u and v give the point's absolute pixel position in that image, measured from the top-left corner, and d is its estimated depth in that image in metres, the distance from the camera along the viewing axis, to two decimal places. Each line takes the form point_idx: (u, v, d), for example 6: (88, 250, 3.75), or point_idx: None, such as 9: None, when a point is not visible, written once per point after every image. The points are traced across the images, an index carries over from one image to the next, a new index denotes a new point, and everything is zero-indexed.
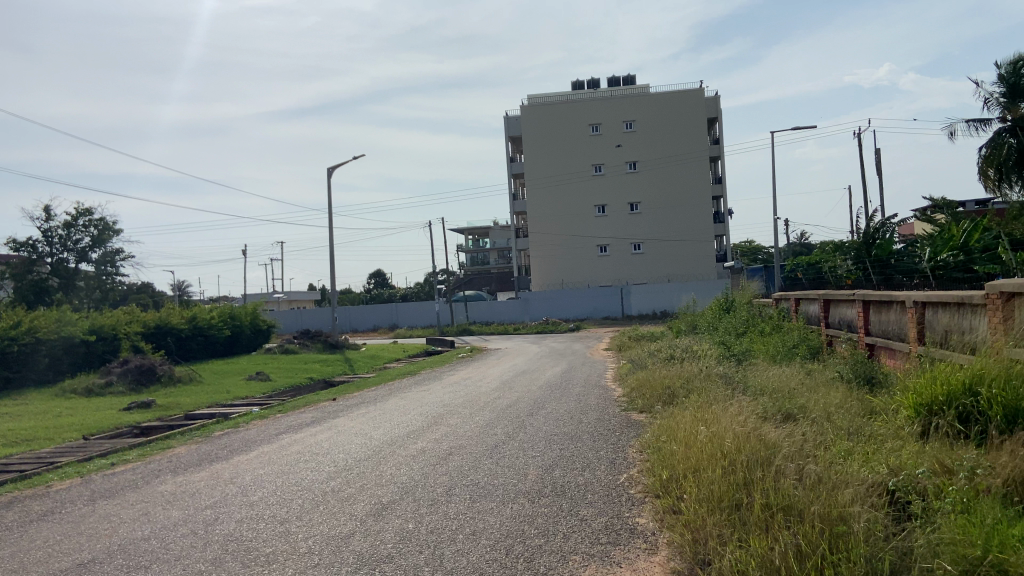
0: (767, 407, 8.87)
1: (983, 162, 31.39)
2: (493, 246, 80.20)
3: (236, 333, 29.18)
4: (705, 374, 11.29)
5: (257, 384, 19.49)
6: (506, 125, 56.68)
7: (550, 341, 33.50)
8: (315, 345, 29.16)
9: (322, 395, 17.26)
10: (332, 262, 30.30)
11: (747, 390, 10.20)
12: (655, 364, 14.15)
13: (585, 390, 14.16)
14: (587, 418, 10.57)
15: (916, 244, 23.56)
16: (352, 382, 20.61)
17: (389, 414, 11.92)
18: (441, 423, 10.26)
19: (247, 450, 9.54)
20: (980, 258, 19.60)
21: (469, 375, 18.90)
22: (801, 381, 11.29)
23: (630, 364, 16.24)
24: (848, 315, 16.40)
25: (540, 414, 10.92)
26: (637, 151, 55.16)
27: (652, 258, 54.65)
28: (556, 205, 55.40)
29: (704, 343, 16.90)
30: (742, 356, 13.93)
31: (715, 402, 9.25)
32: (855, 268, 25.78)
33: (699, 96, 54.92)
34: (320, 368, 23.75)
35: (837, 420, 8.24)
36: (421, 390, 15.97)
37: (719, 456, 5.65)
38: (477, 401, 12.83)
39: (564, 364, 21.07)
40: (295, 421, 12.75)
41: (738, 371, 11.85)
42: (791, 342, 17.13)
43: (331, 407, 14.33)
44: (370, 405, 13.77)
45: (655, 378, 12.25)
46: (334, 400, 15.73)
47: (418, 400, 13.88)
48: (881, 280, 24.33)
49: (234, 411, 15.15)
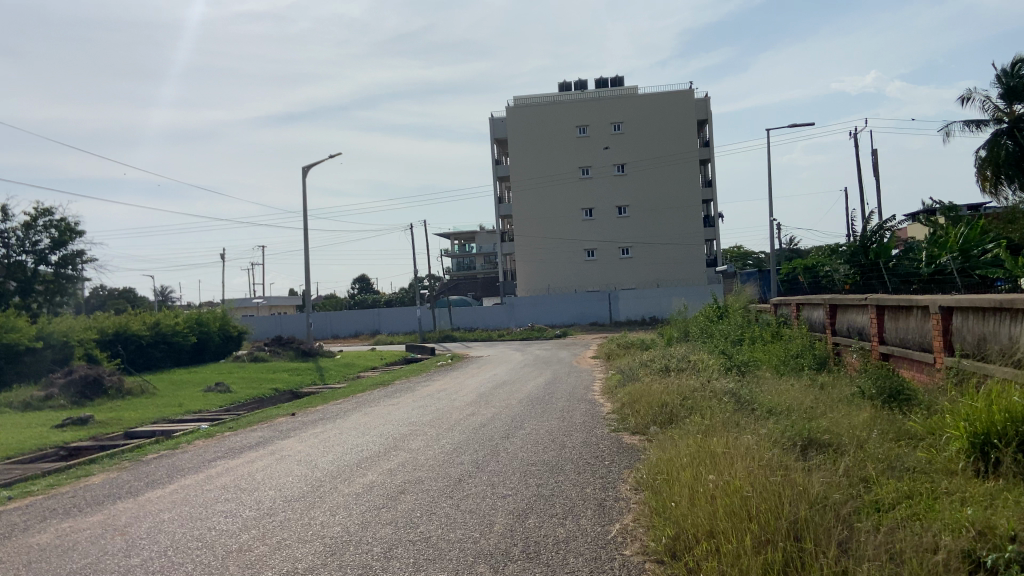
0: (783, 433, 7.48)
1: (979, 164, 30.22)
2: (480, 251, 78.63)
3: (203, 340, 27.55)
4: (707, 390, 9.90)
5: (216, 396, 17.90)
6: (491, 127, 55.29)
7: (535, 349, 31.95)
8: (287, 353, 27.52)
9: (282, 409, 15.69)
10: (307, 265, 28.75)
11: (757, 411, 8.80)
12: (648, 377, 12.71)
13: (570, 405, 12.74)
14: (571, 442, 9.09)
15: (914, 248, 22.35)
16: (319, 393, 19.03)
17: (345, 434, 10.39)
18: (401, 448, 8.79)
19: (166, 481, 8.03)
20: (983, 263, 18.35)
21: (446, 386, 17.44)
22: (816, 400, 9.88)
23: (621, 375, 14.79)
24: (858, 321, 15.05)
25: (518, 436, 9.44)
26: (626, 153, 53.88)
27: (640, 263, 53.38)
28: (544, 208, 54.04)
29: (701, 352, 15.48)
30: (745, 369, 12.53)
31: (724, 428, 7.83)
32: (851, 272, 24.55)
33: (689, 98, 53.73)
34: (287, 377, 22.13)
35: (874, 452, 6.85)
36: (390, 404, 14.46)
37: (746, 521, 4.25)
38: (447, 418, 11.34)
39: (550, 374, 19.62)
40: (241, 441, 11.21)
41: (744, 386, 10.44)
42: (795, 352, 15.76)
43: (287, 423, 12.78)
44: (329, 422, 12.23)
45: (647, 394, 10.82)
46: (293, 415, 14.22)
47: (383, 416, 12.36)
48: (878, 286, 23.07)
49: (179, 428, 13.56)
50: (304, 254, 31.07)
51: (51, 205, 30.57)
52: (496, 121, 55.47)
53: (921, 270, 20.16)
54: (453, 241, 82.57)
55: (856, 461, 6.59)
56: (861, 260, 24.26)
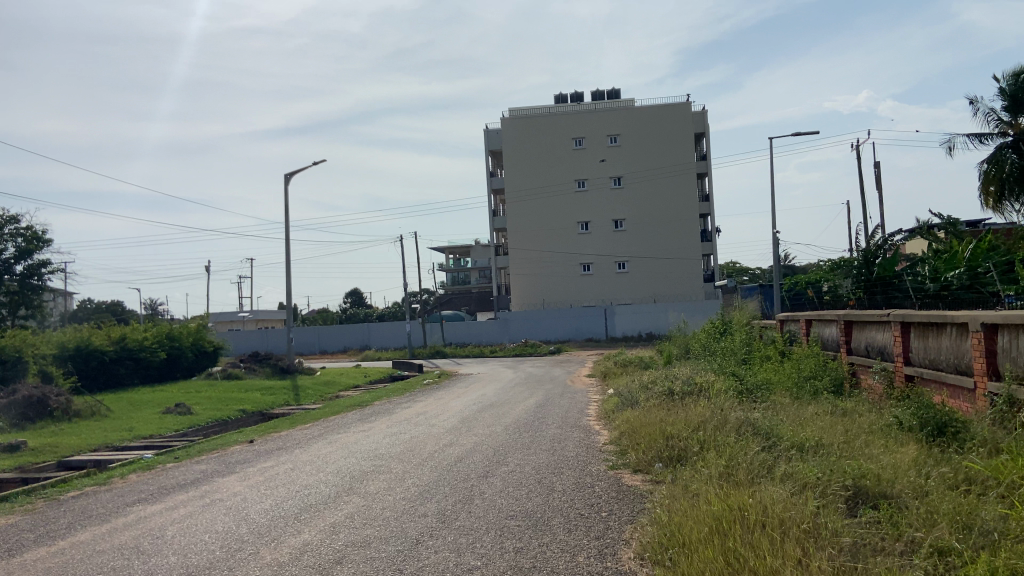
0: (821, 484, 6.05)
1: (983, 178, 28.51)
2: (475, 264, 77.17)
3: (174, 356, 26.02)
4: (722, 419, 8.42)
5: (174, 418, 16.40)
6: (485, 138, 54.03)
7: (527, 366, 30.36)
8: (263, 370, 25.95)
9: (242, 434, 14.16)
10: (286, 276, 27.32)
11: (784, 448, 7.35)
12: (650, 402, 11.20)
13: (561, 433, 11.25)
14: (560, 483, 7.59)
15: (920, 263, 21.05)
16: (289, 415, 17.47)
17: (294, 471, 8.85)
18: (354, 492, 7.28)
19: (59, 536, 6.52)
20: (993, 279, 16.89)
21: (426, 408, 15.99)
22: (849, 433, 8.43)
23: (619, 398, 13.27)
24: (879, 339, 13.60)
25: (498, 475, 7.93)
26: (622, 165, 52.63)
27: (637, 277, 52.01)
28: (538, 221, 52.73)
29: (705, 373, 13.99)
30: (760, 393, 11.03)
31: (748, 475, 6.39)
32: (855, 288, 23.23)
33: (686, 110, 52.57)
34: (257, 397, 20.58)
35: (943, 508, 5.41)
36: (360, 430, 12.90)
37: None
38: (418, 450, 9.83)
39: (540, 395, 18.17)
40: (179, 476, 9.70)
41: (765, 415, 8.97)
42: (808, 374, 14.27)
43: (240, 453, 11.28)
44: (284, 454, 10.70)
45: (650, 422, 9.34)
46: (250, 442, 12.74)
47: (347, 446, 10.83)
48: (884, 303, 21.65)
49: (119, 458, 12.02)
50: (285, 266, 29.59)
51: (18, 213, 29.04)
52: (489, 133, 54.21)
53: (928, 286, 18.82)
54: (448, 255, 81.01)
55: (922, 528, 5.16)
56: (865, 275, 22.84)
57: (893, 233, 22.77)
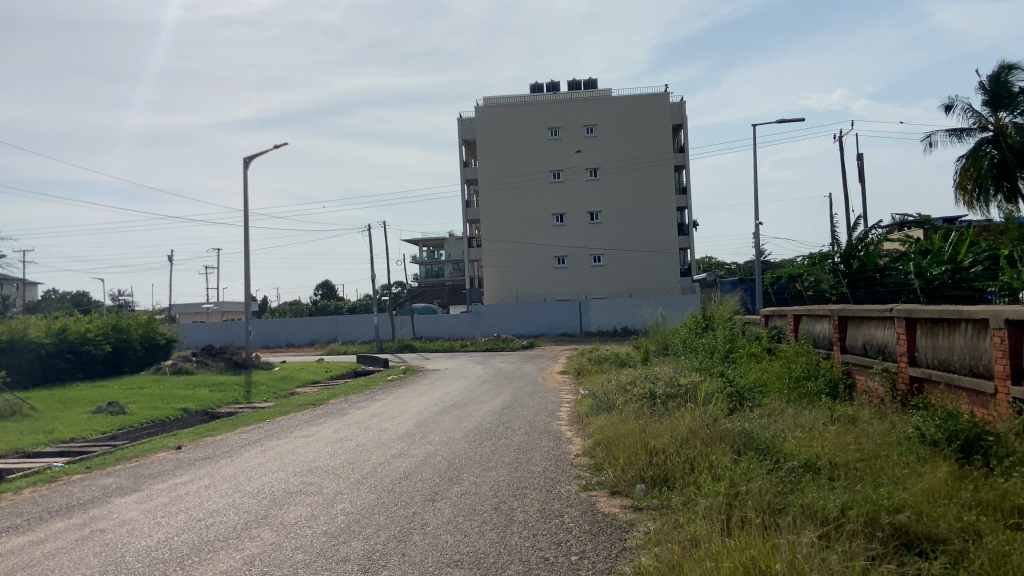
0: (848, 531, 4.80)
1: (959, 175, 27.25)
2: (449, 257, 75.62)
3: (121, 350, 24.25)
4: (716, 429, 7.16)
5: (103, 418, 14.77)
6: (459, 127, 52.48)
7: (498, 362, 28.98)
8: (215, 365, 24.28)
9: (175, 438, 12.63)
10: (243, 264, 25.70)
11: (793, 471, 6.07)
12: (629, 407, 9.90)
13: (527, 441, 9.91)
14: (523, 510, 6.27)
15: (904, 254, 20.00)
16: (235, 415, 15.95)
17: (207, 491, 7.42)
18: (266, 525, 5.88)
19: None
20: (981, 274, 15.74)
21: (384, 409, 14.60)
22: (860, 448, 7.19)
23: (594, 400, 11.95)
24: (879, 338, 12.44)
25: (447, 500, 6.60)
26: (599, 156, 51.39)
27: (613, 271, 50.93)
28: (513, 212, 51.38)
29: (689, 373, 12.74)
30: (753, 397, 9.83)
31: (758, 514, 5.11)
32: (837, 284, 22.20)
33: (664, 100, 51.41)
34: (205, 394, 18.99)
35: (1018, 560, 4.13)
36: (304, 435, 11.43)
37: None
38: (360, 463, 8.43)
39: (510, 393, 16.87)
40: (75, 492, 8.18)
41: (764, 426, 7.71)
42: (800, 375, 13.08)
43: (160, 463, 9.81)
44: (208, 464, 9.24)
45: (629, 432, 8.06)
46: (178, 448, 11.25)
47: (282, 456, 9.39)
48: (867, 298, 20.62)
49: (23, 466, 10.44)
50: (244, 255, 27.89)
51: None
52: (464, 121, 52.64)
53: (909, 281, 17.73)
54: (421, 248, 79.38)
55: None
56: (846, 271, 21.83)
57: (872, 226, 21.66)
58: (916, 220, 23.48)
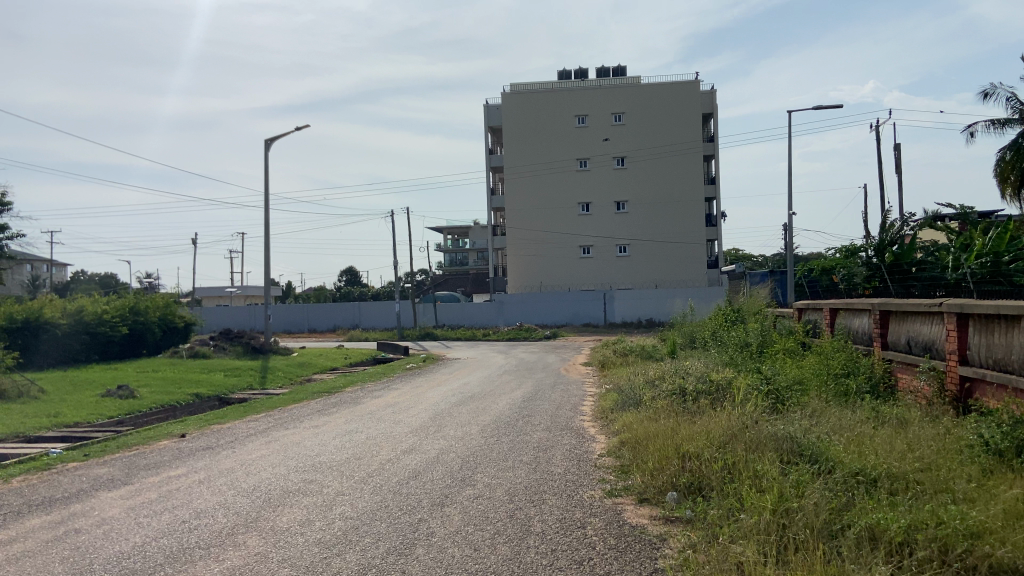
0: (922, 562, 4.07)
1: (1000, 166, 25.31)
2: (473, 246, 75.07)
3: (139, 332, 23.95)
4: (756, 431, 6.45)
5: (112, 403, 14.38)
6: (485, 113, 51.75)
7: (520, 352, 28.31)
8: (233, 350, 23.88)
9: (182, 425, 12.16)
10: (263, 248, 25.29)
11: (848, 484, 5.34)
12: (657, 405, 9.19)
13: (547, 438, 9.25)
14: (541, 520, 5.61)
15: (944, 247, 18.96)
16: (248, 402, 15.49)
17: (200, 487, 6.86)
18: (255, 530, 5.29)
19: None
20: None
21: (399, 399, 14.03)
22: (917, 454, 6.46)
23: (620, 395, 11.26)
24: (925, 335, 11.56)
25: (456, 505, 5.96)
26: (626, 144, 50.37)
27: (638, 262, 50.04)
28: (538, 200, 50.61)
29: (720, 368, 11.99)
30: (792, 397, 9.07)
31: (816, 542, 4.41)
32: (872, 279, 21.18)
33: (695, 88, 50.22)
34: (219, 379, 18.59)
35: None
36: (313, 425, 10.87)
37: None
38: (367, 459, 7.83)
39: (531, 385, 16.23)
40: (63, 483, 7.67)
41: (807, 429, 6.98)
42: (838, 373, 12.27)
43: (160, 452, 9.32)
44: (209, 455, 8.71)
45: (659, 433, 7.37)
46: (182, 437, 10.77)
47: (286, 447, 8.83)
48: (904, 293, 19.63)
49: (20, 452, 9.99)
50: (264, 240, 27.48)
51: None
52: (490, 108, 51.90)
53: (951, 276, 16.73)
54: (445, 236, 78.91)
55: None
56: (881, 264, 20.81)
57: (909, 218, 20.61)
58: (956, 214, 22.33)
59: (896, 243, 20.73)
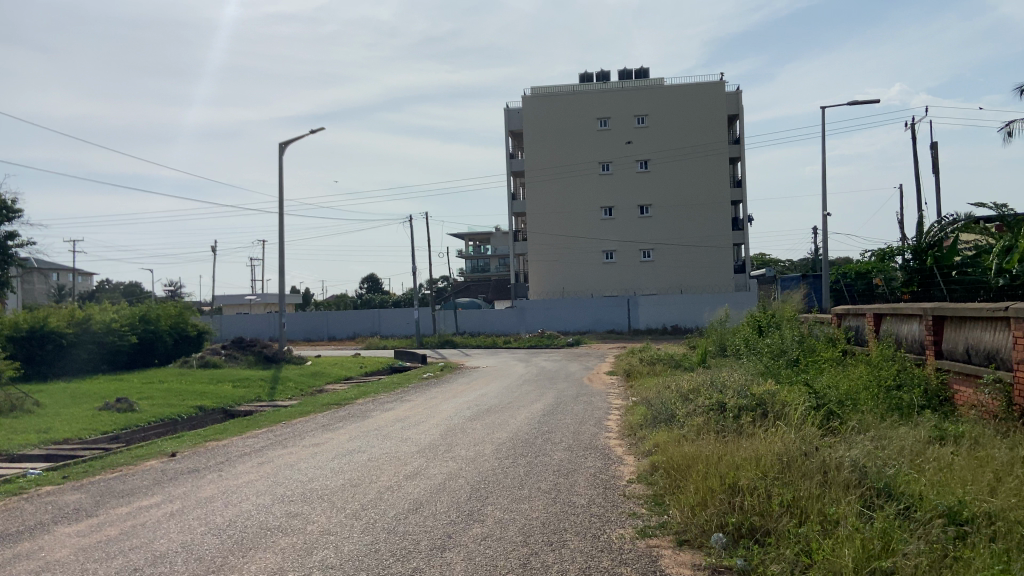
0: None
1: None
2: (495, 252, 74.27)
3: (150, 341, 23.30)
4: (818, 458, 5.45)
5: (109, 416, 13.61)
6: (505, 117, 50.90)
7: (541, 360, 27.35)
8: (245, 360, 23.11)
9: (176, 442, 11.31)
10: (276, 254, 24.57)
11: (937, 532, 4.33)
12: (692, 423, 8.18)
13: (569, 459, 8.27)
14: (560, 569, 4.64)
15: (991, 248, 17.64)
16: (253, 415, 14.66)
17: (168, 522, 5.97)
18: None
19: None
20: None
21: (412, 412, 13.10)
22: (1012, 482, 5.42)
23: (648, 410, 10.25)
24: (987, 342, 10.31)
25: (458, 550, 4.99)
26: (649, 147, 49.23)
27: (662, 267, 48.87)
28: (559, 205, 49.63)
29: (759, 380, 10.89)
30: (847, 415, 7.98)
31: None
32: (912, 283, 19.86)
33: (720, 89, 49.00)
34: (227, 390, 17.82)
35: None
36: (314, 443, 9.96)
37: None
38: (365, 487, 6.87)
39: (552, 396, 15.27)
40: (23, 514, 6.82)
41: (874, 454, 5.96)
42: (883, 387, 11.18)
43: (142, 476, 8.47)
44: (191, 480, 7.82)
45: (700, 459, 6.39)
46: (172, 456, 9.92)
47: (278, 471, 7.93)
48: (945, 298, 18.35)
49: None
50: (279, 246, 26.78)
51: None
52: (510, 112, 51.08)
53: (1002, 278, 15.42)
54: (467, 242, 78.23)
55: None
56: (921, 268, 19.51)
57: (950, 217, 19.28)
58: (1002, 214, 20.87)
59: (935, 246, 19.44)
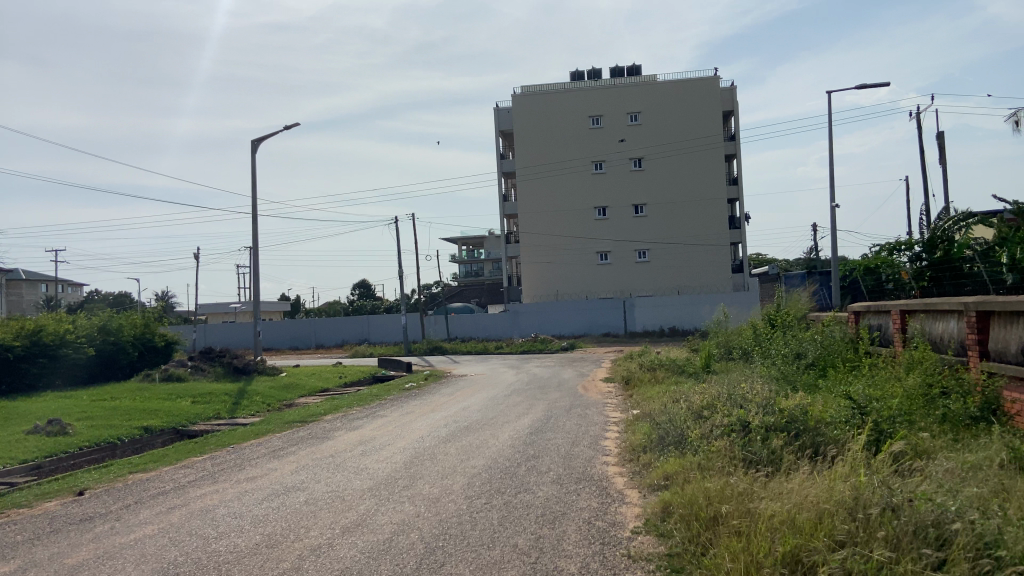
0: None
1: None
2: (489, 256, 72.56)
3: (112, 354, 21.52)
4: (910, 522, 3.88)
5: (34, 441, 11.86)
6: (495, 116, 49.18)
7: (533, 367, 25.62)
8: (212, 372, 21.33)
9: (97, 475, 9.58)
10: (248, 258, 22.85)
11: None
12: (713, 453, 6.53)
13: (556, 498, 6.57)
14: None
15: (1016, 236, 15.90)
16: (203, 437, 12.95)
17: None
18: None
19: None
20: None
21: (380, 431, 11.39)
22: None
23: (654, 429, 8.56)
24: None
25: None
26: (644, 144, 47.63)
27: (658, 267, 47.27)
28: (552, 204, 47.95)
29: (782, 391, 9.22)
30: (906, 440, 6.28)
31: None
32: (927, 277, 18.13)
33: (715, 85, 47.42)
34: (184, 406, 16.09)
35: None
36: (252, 475, 8.27)
37: None
38: (283, 550, 5.15)
39: (541, 408, 13.60)
40: None
41: (976, 502, 4.37)
42: (923, 401, 9.44)
43: (22, 527, 6.76)
44: (72, 536, 6.12)
45: (736, 514, 4.77)
46: (79, 494, 8.22)
47: (186, 520, 6.23)
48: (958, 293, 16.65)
49: None
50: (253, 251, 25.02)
51: None
52: (501, 110, 49.41)
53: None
54: (460, 247, 76.53)
55: None
56: (937, 260, 17.78)
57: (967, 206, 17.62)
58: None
59: (953, 236, 17.77)
